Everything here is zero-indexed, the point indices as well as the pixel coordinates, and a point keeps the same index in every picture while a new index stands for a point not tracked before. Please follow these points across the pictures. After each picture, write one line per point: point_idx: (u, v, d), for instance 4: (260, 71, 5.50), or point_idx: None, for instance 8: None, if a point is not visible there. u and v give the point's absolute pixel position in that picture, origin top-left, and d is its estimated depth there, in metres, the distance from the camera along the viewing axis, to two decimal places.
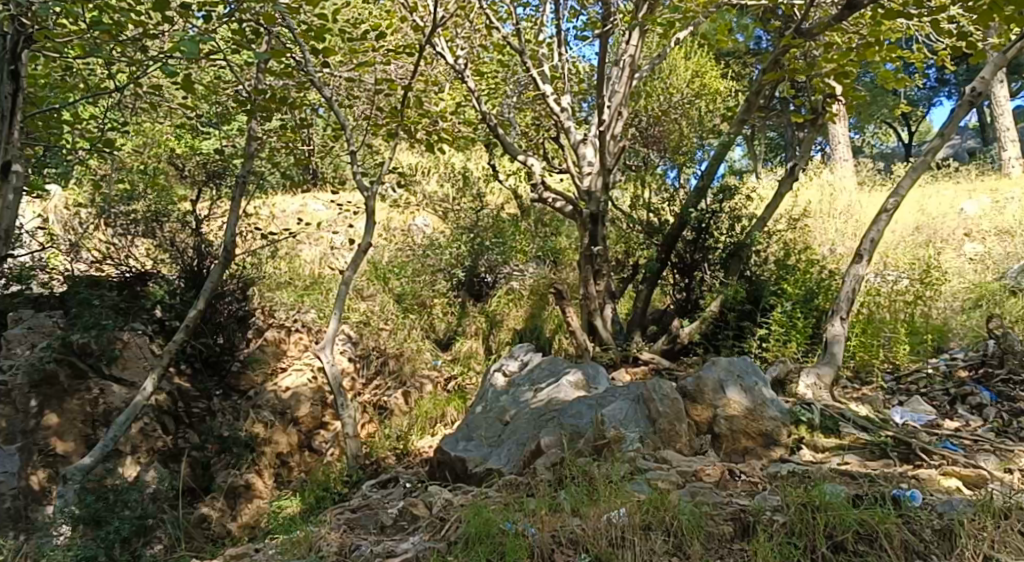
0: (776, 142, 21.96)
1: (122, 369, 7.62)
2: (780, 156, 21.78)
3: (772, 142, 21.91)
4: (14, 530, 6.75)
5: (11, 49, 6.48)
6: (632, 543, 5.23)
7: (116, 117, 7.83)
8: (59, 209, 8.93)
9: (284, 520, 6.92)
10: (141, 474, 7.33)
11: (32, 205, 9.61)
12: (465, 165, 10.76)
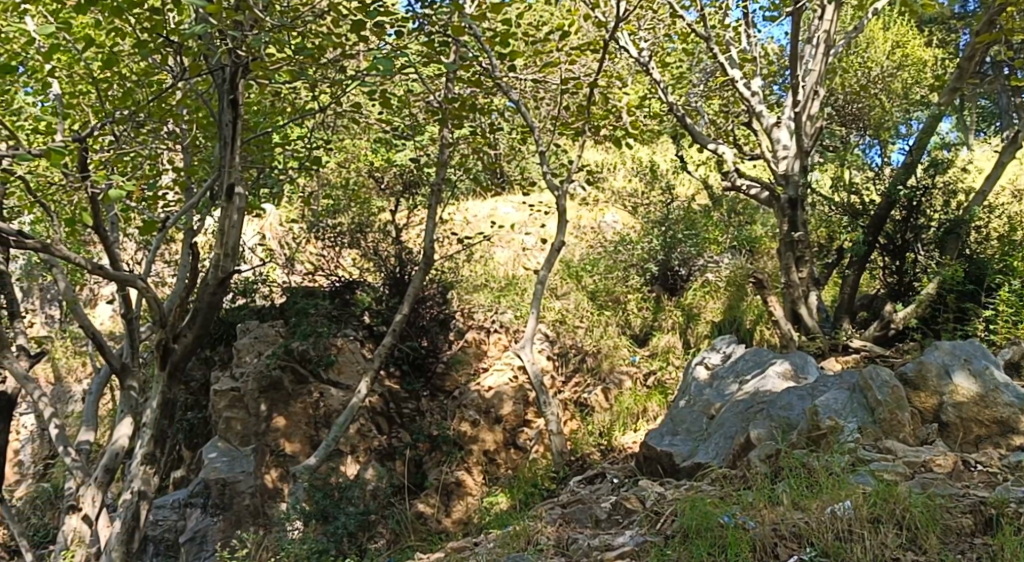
0: (987, 112, 20.56)
1: (338, 374, 8.05)
2: (991, 126, 20.37)
3: (982, 112, 20.58)
4: (254, 526, 7.36)
5: (232, 80, 7.23)
6: (862, 537, 4.98)
7: (321, 136, 8.27)
8: (276, 226, 9.67)
9: (496, 516, 7.14)
10: (361, 472, 7.76)
11: (252, 223, 10.44)
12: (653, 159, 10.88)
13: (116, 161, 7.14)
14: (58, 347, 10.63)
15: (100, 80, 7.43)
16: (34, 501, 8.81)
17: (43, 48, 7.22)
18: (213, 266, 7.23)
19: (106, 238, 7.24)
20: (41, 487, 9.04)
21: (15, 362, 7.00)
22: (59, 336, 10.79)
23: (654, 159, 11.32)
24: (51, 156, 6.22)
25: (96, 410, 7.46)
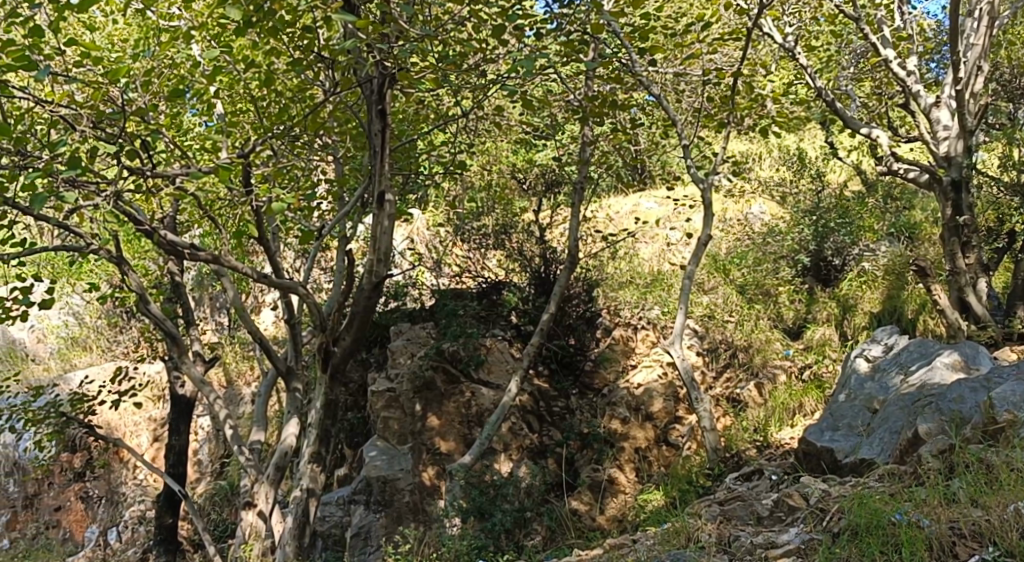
0: None
1: (489, 374, 8.21)
2: None
3: None
4: (414, 522, 7.59)
5: (380, 90, 7.44)
6: None
7: (464, 140, 8.43)
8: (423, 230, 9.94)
9: (651, 514, 7.11)
10: (514, 470, 7.88)
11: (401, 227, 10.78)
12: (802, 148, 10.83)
13: (276, 174, 7.51)
14: (229, 351, 11.26)
15: (258, 98, 7.81)
16: (213, 497, 9.28)
17: (206, 71, 7.64)
18: (367, 272, 7.47)
19: (269, 248, 7.62)
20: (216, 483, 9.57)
21: (192, 367, 7.46)
22: (227, 341, 11.37)
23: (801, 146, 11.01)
24: (218, 173, 6.62)
25: (265, 411, 7.86)
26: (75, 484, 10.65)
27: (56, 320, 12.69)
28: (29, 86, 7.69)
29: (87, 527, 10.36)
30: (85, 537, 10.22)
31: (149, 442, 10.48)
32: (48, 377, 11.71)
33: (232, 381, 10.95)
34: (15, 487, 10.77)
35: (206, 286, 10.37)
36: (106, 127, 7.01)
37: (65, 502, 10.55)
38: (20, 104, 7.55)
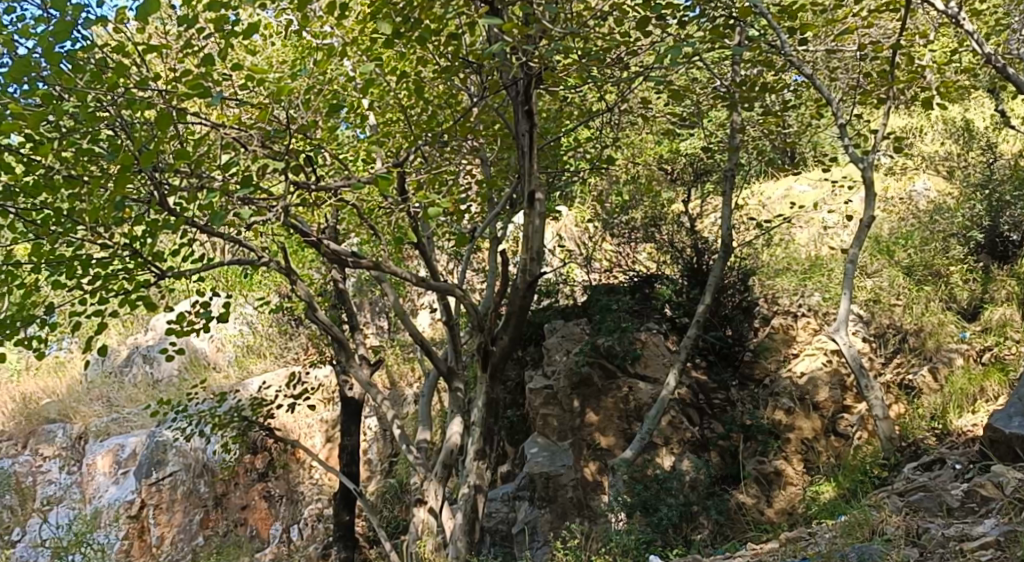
0: None
1: (645, 368, 8.13)
2: None
3: None
4: (579, 517, 7.68)
5: (525, 91, 7.43)
6: None
7: (610, 135, 8.39)
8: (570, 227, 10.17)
9: (823, 506, 6.92)
10: (677, 464, 7.90)
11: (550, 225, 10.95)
12: (969, 117, 10.39)
13: (430, 180, 7.74)
14: (389, 355, 11.54)
15: (408, 107, 8.03)
16: (384, 495, 9.62)
17: (358, 85, 7.91)
18: (521, 271, 7.55)
19: (427, 253, 7.85)
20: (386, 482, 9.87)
21: (359, 370, 7.77)
22: (387, 344, 11.77)
23: (968, 117, 10.51)
24: (380, 183, 6.87)
25: (428, 411, 8.09)
26: (258, 484, 11.06)
27: (231, 330, 13.39)
28: (202, 112, 8.21)
29: (271, 524, 10.77)
30: (270, 534, 10.63)
31: (323, 443, 10.80)
32: (227, 384, 12.40)
33: (394, 382, 11.31)
34: (204, 486, 11.01)
35: (365, 292, 10.82)
36: (272, 145, 7.39)
37: (250, 501, 10.94)
38: (196, 130, 8.07)
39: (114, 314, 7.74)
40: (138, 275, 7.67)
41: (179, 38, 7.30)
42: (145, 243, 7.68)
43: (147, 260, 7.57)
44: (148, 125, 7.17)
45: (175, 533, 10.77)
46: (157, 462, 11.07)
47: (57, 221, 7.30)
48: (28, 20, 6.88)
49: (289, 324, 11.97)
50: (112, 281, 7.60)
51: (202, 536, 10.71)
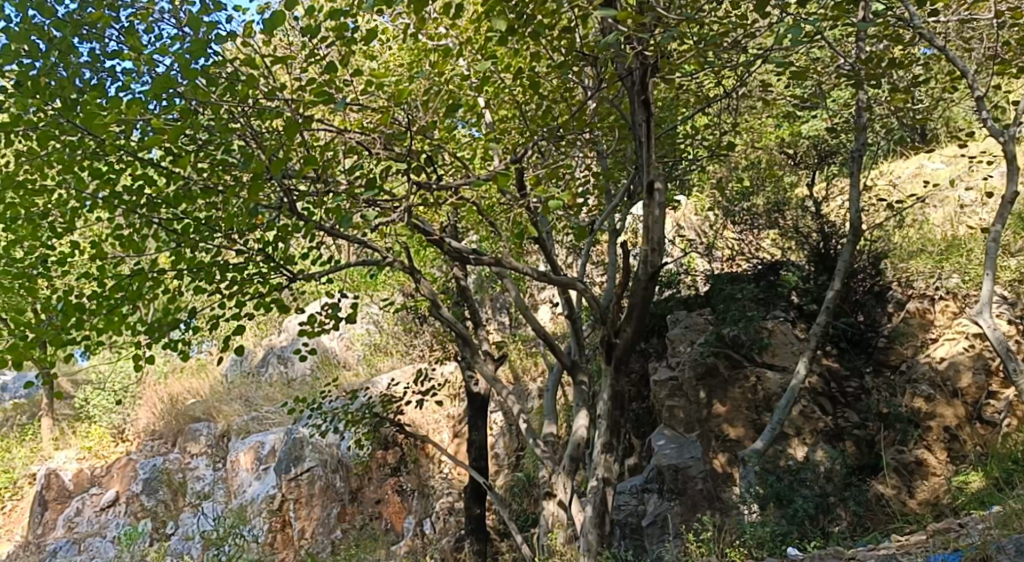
0: None
1: (773, 357, 8.11)
2: None
3: None
4: (711, 509, 7.70)
5: (642, 81, 7.30)
6: None
7: (729, 121, 8.25)
8: (689, 216, 10.51)
9: (972, 496, 6.69)
10: (810, 454, 7.86)
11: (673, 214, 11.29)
12: None
13: (549, 174, 7.75)
14: (512, 350, 11.67)
15: (523, 103, 8.07)
16: (512, 489, 9.74)
17: (474, 84, 7.98)
18: (642, 262, 7.44)
19: (548, 248, 7.87)
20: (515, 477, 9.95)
21: (485, 365, 7.88)
22: (510, 339, 11.88)
23: None
24: (501, 180, 6.90)
25: (554, 404, 8.16)
26: (390, 479, 10.85)
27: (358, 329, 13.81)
28: (327, 118, 8.47)
29: (404, 518, 10.55)
30: (404, 527, 10.35)
31: (451, 438, 10.86)
32: (358, 381, 12.69)
33: (518, 376, 11.42)
34: (340, 481, 10.86)
35: (484, 288, 11.01)
36: (395, 147, 7.54)
37: (384, 496, 10.74)
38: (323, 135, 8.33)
39: (250, 317, 8.08)
40: (271, 278, 7.97)
41: (303, 47, 7.53)
42: (277, 247, 7.97)
43: (280, 263, 7.87)
44: (276, 133, 7.43)
45: (314, 527, 10.66)
46: (295, 457, 11.16)
47: (196, 229, 7.67)
48: (166, 39, 7.27)
49: (412, 322, 12.19)
50: (248, 285, 7.91)
51: (339, 530, 10.52)
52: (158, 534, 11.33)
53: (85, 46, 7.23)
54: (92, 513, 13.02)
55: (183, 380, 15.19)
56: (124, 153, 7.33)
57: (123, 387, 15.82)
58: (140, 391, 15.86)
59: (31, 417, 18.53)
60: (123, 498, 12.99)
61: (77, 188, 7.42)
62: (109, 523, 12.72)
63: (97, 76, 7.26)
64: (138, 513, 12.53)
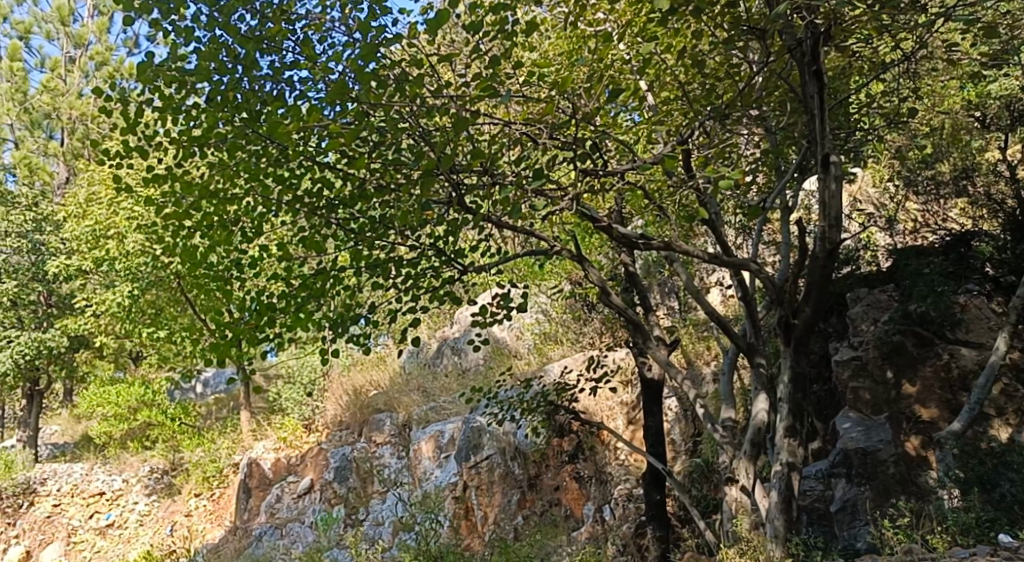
0: None
1: (967, 333, 8.19)
2: None
3: None
4: (905, 493, 7.62)
5: (813, 51, 6.88)
6: None
7: (909, 86, 7.81)
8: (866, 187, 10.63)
9: None
10: (1015, 435, 7.70)
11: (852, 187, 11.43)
12: None
13: (717, 154, 7.53)
14: (685, 335, 11.57)
15: (686, 83, 7.91)
16: (691, 475, 9.62)
17: (636, 67, 7.89)
18: (819, 239, 7.12)
19: (719, 230, 7.68)
20: (693, 462, 9.86)
21: (658, 350, 7.83)
22: (680, 324, 11.70)
23: None
24: (669, 162, 6.73)
25: (731, 388, 8.01)
26: (568, 466, 10.53)
27: (527, 319, 14.11)
28: (492, 111, 8.59)
29: (584, 504, 10.18)
30: (583, 514, 10.02)
31: (626, 425, 10.79)
32: (530, 370, 12.77)
33: (692, 360, 11.21)
34: (518, 468, 10.71)
35: (654, 273, 11.02)
36: (561, 135, 7.57)
37: (562, 482, 10.45)
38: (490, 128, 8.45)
39: (425, 310, 8.31)
40: (444, 271, 8.19)
41: (467, 44, 7.66)
42: (448, 241, 8.17)
43: (452, 257, 8.07)
44: (444, 129, 7.58)
45: (496, 513, 10.58)
46: (475, 445, 11.18)
47: (371, 228, 7.95)
48: (339, 47, 7.52)
49: (579, 310, 12.19)
50: (421, 280, 8.15)
51: (520, 516, 10.36)
52: (353, 520, 11.86)
53: (266, 59, 7.58)
54: (290, 499, 13.23)
55: (363, 371, 15.77)
56: (305, 159, 7.68)
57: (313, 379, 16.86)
58: (324, 383, 16.64)
59: (229, 410, 19.86)
60: (317, 486, 13.16)
61: (264, 195, 7.83)
62: (306, 509, 12.88)
63: (278, 87, 7.61)
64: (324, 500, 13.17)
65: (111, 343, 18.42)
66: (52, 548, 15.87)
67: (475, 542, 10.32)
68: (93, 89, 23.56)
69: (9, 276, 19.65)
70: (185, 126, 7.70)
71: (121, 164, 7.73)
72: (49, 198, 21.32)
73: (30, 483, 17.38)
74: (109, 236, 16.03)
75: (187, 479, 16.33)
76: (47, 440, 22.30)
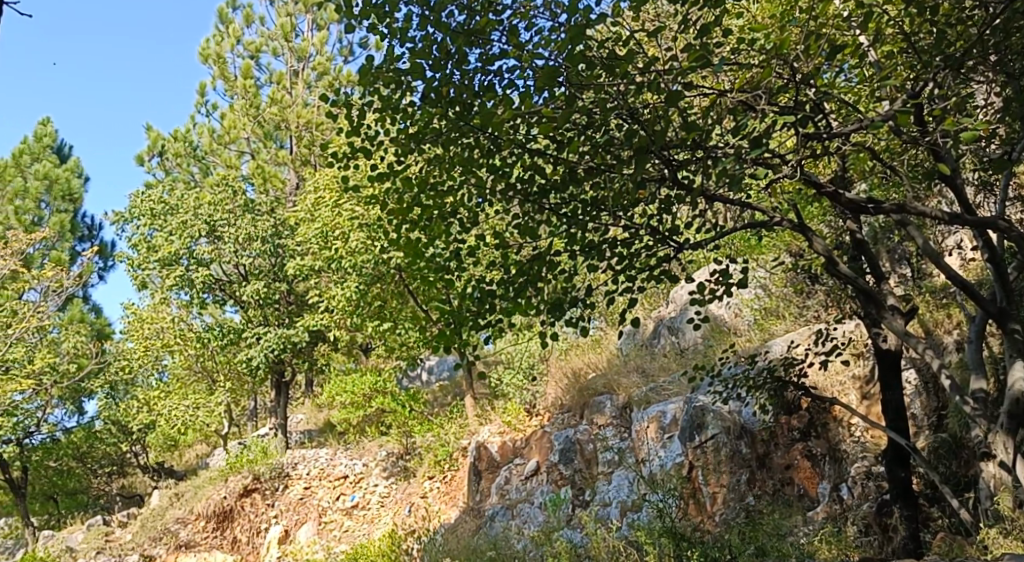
0: None
1: None
2: None
3: None
4: None
5: None
6: None
7: None
8: None
9: None
10: None
11: None
12: None
13: (954, 106, 6.95)
14: (921, 302, 11.00)
15: (912, 33, 7.39)
16: (937, 452, 9.32)
17: (857, 24, 7.52)
18: None
19: (960, 187, 7.12)
20: (940, 438, 9.39)
21: (895, 320, 7.38)
22: (913, 292, 11.10)
23: None
24: (901, 118, 6.23)
25: (980, 356, 7.47)
26: (799, 444, 10.32)
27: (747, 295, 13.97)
28: (706, 82, 8.44)
29: (818, 483, 9.95)
30: (819, 493, 9.79)
31: (860, 401, 10.30)
32: (752, 347, 12.38)
33: (930, 331, 10.52)
34: (745, 447, 10.39)
35: (883, 240, 10.54)
36: (781, 101, 7.31)
37: (794, 461, 10.18)
38: (705, 99, 8.30)
39: (642, 288, 8.25)
40: (658, 250, 8.10)
41: (676, 18, 7.57)
42: (661, 219, 8.07)
43: (666, 235, 7.97)
44: (652, 106, 7.45)
45: (726, 493, 10.26)
46: (698, 425, 10.83)
47: (584, 210, 7.90)
48: (545, 33, 7.60)
49: (800, 284, 11.79)
50: (637, 259, 8.09)
51: (751, 496, 10.08)
52: (581, 501, 11.98)
53: (475, 54, 7.71)
54: (518, 481, 13.25)
55: (583, 356, 16.19)
56: (516, 147, 7.74)
57: (531, 363, 17.62)
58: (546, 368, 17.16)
59: (455, 396, 20.71)
60: (544, 468, 13.09)
61: (478, 185, 7.97)
62: (535, 491, 12.80)
63: (488, 79, 7.74)
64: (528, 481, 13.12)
65: (343, 336, 19.88)
66: (307, 527, 16.77)
67: (706, 523, 10.12)
68: (316, 99, 28.54)
69: (254, 278, 21.50)
70: (403, 124, 8.05)
71: (348, 165, 8.18)
72: (283, 206, 23.31)
73: (284, 467, 18.79)
74: (336, 235, 17.41)
75: (422, 463, 17.27)
76: (294, 428, 24.24)
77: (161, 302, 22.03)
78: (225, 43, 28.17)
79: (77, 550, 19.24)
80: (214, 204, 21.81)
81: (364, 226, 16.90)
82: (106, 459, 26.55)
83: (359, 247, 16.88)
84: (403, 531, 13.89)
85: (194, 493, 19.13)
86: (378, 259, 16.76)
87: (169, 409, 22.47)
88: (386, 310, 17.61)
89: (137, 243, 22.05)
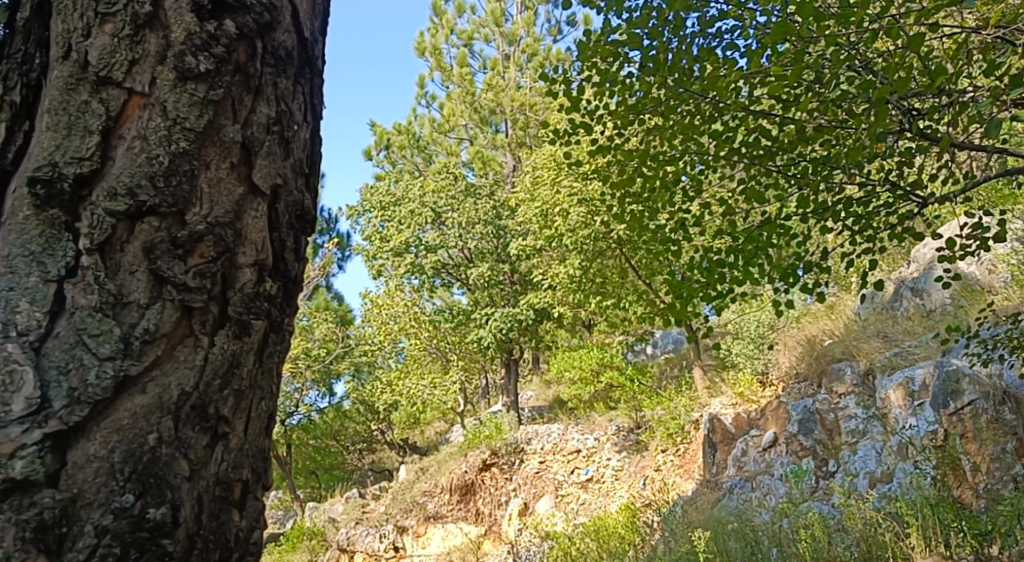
0: None
1: None
2: None
3: None
4: None
5: None
6: None
7: None
8: None
9: None
10: None
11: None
12: None
13: None
14: None
15: None
16: None
17: None
18: None
19: None
20: None
21: None
22: None
23: None
24: None
25: None
26: None
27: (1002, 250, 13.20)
28: (952, 22, 7.90)
29: None
30: None
31: None
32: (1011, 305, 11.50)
33: None
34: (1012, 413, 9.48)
35: None
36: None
37: None
38: (949, 40, 7.77)
39: (883, 249, 7.82)
40: (899, 207, 7.58)
41: None
42: (901, 173, 7.57)
43: (907, 190, 7.43)
44: (888, 54, 6.88)
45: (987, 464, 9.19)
46: (953, 392, 10.21)
47: (815, 169, 7.49)
48: None
49: None
50: (876, 218, 7.61)
51: None
52: (824, 471, 11.55)
53: (694, 16, 7.47)
54: (756, 452, 12.95)
55: (818, 323, 15.91)
56: (741, 110, 7.40)
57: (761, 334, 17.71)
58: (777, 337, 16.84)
59: (681, 368, 20.89)
60: (782, 439, 12.74)
61: (702, 153, 7.74)
62: (774, 462, 12.42)
63: (708, 42, 7.55)
64: (761, 450, 12.98)
65: (568, 313, 20.22)
66: (545, 500, 17.45)
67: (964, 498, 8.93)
68: (527, 81, 29.22)
69: (480, 261, 22.30)
70: (621, 96, 7.99)
71: (569, 141, 8.20)
72: (502, 189, 24.31)
73: (518, 442, 19.36)
74: (557, 212, 17.84)
75: (654, 436, 17.35)
76: (526, 404, 25.03)
77: (396, 288, 23.35)
78: (440, 34, 29.35)
79: (340, 520, 20.89)
80: (437, 192, 23.07)
81: (584, 201, 17.11)
82: (358, 436, 29.77)
83: (579, 222, 17.15)
84: (640, 503, 14.27)
85: (439, 467, 20.23)
86: (599, 235, 17.00)
87: (409, 388, 23.62)
88: (609, 284, 17.76)
89: (370, 234, 23.49)
